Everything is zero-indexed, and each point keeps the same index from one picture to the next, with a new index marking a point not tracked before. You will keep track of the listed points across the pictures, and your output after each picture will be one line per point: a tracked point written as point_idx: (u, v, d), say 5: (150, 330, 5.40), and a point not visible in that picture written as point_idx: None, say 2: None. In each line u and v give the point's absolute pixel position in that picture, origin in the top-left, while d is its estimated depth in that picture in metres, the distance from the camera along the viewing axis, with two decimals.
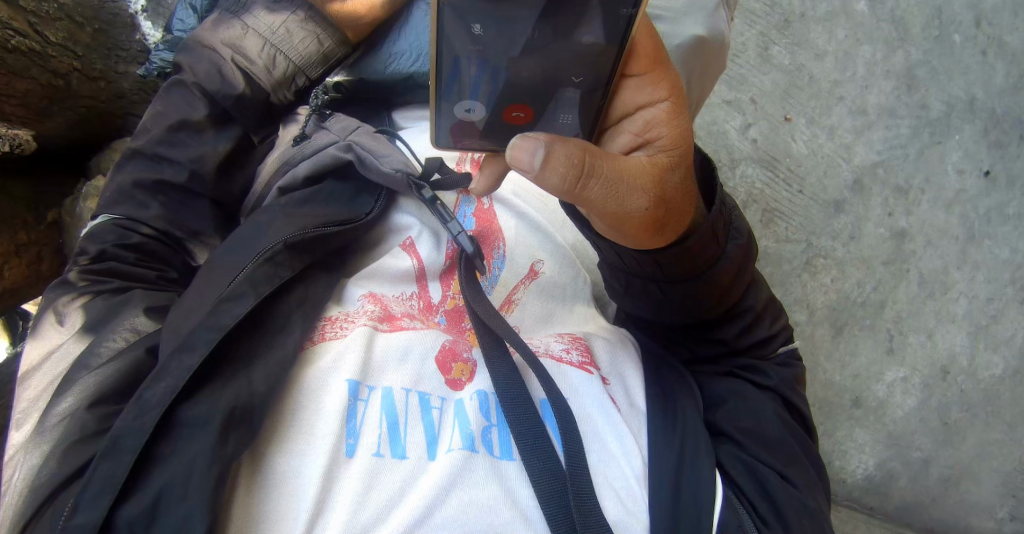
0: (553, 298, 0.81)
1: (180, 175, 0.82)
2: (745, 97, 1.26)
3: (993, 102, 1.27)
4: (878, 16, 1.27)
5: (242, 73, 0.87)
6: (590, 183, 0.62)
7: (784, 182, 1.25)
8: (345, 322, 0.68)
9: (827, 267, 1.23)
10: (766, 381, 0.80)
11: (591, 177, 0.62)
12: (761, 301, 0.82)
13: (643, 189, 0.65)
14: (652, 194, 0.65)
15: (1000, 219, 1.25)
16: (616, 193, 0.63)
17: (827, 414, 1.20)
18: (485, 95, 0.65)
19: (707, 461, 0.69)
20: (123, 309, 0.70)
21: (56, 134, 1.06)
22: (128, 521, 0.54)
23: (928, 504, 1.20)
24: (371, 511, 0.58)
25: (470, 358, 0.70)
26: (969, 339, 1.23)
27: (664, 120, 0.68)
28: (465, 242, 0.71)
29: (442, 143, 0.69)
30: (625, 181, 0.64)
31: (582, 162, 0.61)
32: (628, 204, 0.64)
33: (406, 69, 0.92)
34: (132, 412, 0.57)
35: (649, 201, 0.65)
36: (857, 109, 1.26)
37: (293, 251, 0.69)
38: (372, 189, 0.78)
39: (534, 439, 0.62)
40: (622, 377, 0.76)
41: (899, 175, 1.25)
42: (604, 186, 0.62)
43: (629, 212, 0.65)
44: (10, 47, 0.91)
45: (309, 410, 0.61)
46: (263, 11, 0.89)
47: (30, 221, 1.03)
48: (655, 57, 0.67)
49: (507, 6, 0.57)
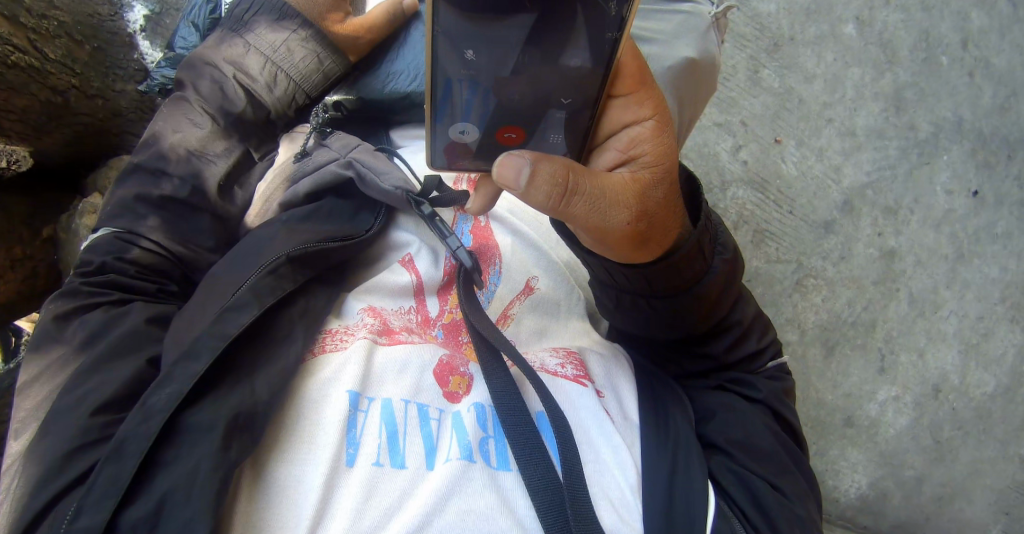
0: (547, 313, 0.82)
1: (182, 190, 0.83)
2: (735, 120, 1.29)
3: (980, 123, 1.31)
4: (866, 39, 1.31)
5: (243, 91, 0.90)
6: (575, 200, 0.64)
7: (775, 203, 1.27)
8: (345, 335, 0.69)
9: (818, 287, 1.25)
10: (754, 394, 0.81)
11: (576, 193, 0.63)
12: (748, 315, 0.84)
13: (627, 205, 0.67)
14: (634, 209, 0.67)
15: (989, 237, 1.28)
16: (599, 209, 0.65)
17: (820, 433, 1.21)
18: (477, 117, 0.66)
19: (699, 471, 0.70)
20: (124, 319, 0.71)
21: (55, 151, 1.08)
22: (129, 525, 0.55)
23: (922, 523, 1.20)
24: (371, 519, 0.58)
25: (468, 371, 0.71)
26: (960, 356, 1.24)
27: (648, 137, 0.70)
28: (464, 257, 0.73)
29: (437, 164, 0.70)
30: (608, 197, 0.65)
31: (567, 179, 0.63)
32: (611, 219, 0.66)
33: (404, 89, 0.91)
34: (136, 418, 0.58)
35: (632, 217, 0.67)
36: (846, 131, 1.29)
37: (295, 264, 0.70)
38: (371, 205, 0.80)
39: (533, 449, 0.62)
40: (617, 391, 0.77)
41: (888, 195, 1.27)
42: (587, 202, 0.64)
43: (611, 226, 0.66)
44: (10, 63, 0.92)
45: (309, 420, 0.62)
46: (264, 29, 0.92)
47: (26, 236, 1.06)
48: (639, 77, 0.69)
49: (498, 30, 0.59)
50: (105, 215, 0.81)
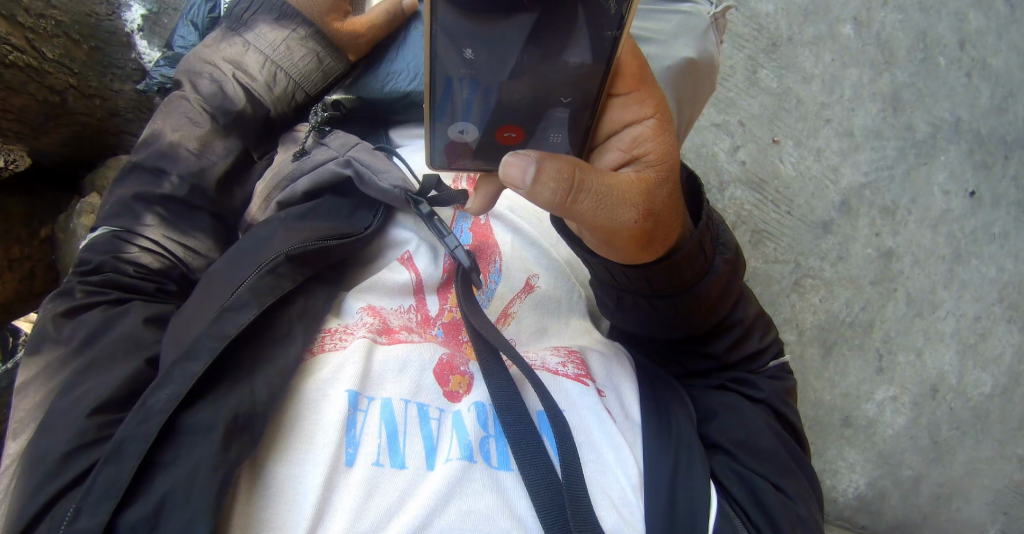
0: (548, 311, 0.82)
1: (181, 189, 0.83)
2: (733, 120, 1.29)
3: (978, 124, 1.31)
4: (864, 39, 1.31)
5: (242, 90, 0.89)
6: (581, 197, 0.64)
7: (773, 203, 1.27)
8: (345, 334, 0.69)
9: (816, 287, 1.25)
10: (756, 394, 0.81)
11: (580, 190, 0.63)
12: (749, 315, 0.84)
13: (633, 204, 0.66)
14: (639, 208, 0.67)
15: (986, 238, 1.28)
16: (606, 207, 0.65)
17: (818, 434, 1.21)
18: (477, 117, 0.66)
19: (701, 470, 0.69)
20: (123, 318, 0.71)
21: (54, 151, 1.08)
22: (129, 526, 0.54)
23: (919, 523, 1.20)
24: (372, 519, 0.58)
25: (468, 370, 0.71)
26: (958, 357, 1.25)
27: (650, 136, 0.70)
28: (462, 256, 0.73)
29: (436, 164, 0.70)
30: (614, 195, 0.65)
31: (572, 176, 0.63)
32: (618, 218, 0.66)
33: (403, 88, 0.91)
34: (135, 419, 0.58)
35: (638, 216, 0.67)
36: (844, 131, 1.29)
37: (295, 263, 0.70)
38: (371, 204, 0.80)
39: (533, 449, 0.62)
40: (617, 390, 0.77)
41: (886, 195, 1.28)
42: (593, 200, 0.64)
43: (615, 225, 0.66)
44: (7, 62, 0.92)
45: (309, 420, 0.62)
46: (264, 28, 0.92)
47: (24, 236, 1.05)
48: (640, 76, 0.69)
49: (497, 30, 0.59)
50: (103, 215, 0.81)
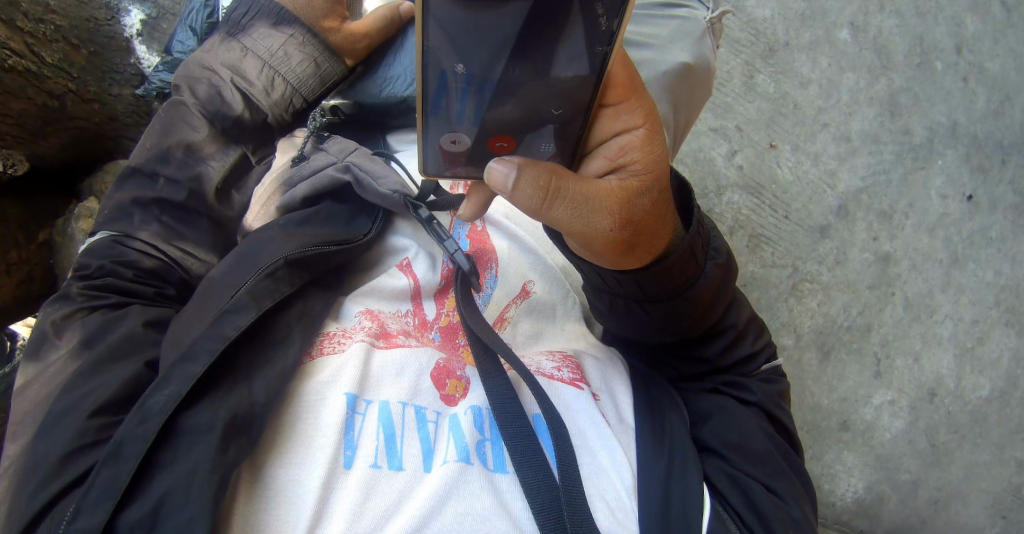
0: (543, 316, 0.82)
1: (180, 193, 0.84)
2: (730, 125, 1.29)
3: (974, 127, 1.32)
4: (861, 44, 1.32)
5: (241, 96, 0.90)
6: (557, 203, 0.65)
7: (770, 208, 1.28)
8: (342, 338, 0.69)
9: (813, 291, 1.25)
10: (749, 397, 0.81)
11: (557, 196, 0.65)
12: (741, 318, 0.84)
13: (610, 211, 0.67)
14: (618, 216, 0.67)
15: (983, 241, 1.29)
16: (581, 214, 0.66)
17: (816, 438, 1.21)
18: (469, 128, 0.68)
19: (695, 474, 0.70)
20: (122, 321, 0.71)
21: (49, 154, 1.08)
22: (128, 526, 0.54)
23: (918, 527, 1.20)
24: (370, 520, 0.58)
25: (464, 375, 0.72)
26: (956, 361, 1.25)
27: (638, 145, 0.69)
28: (462, 260, 0.74)
29: (431, 171, 0.71)
30: (592, 202, 0.66)
31: (550, 183, 0.64)
32: (594, 225, 0.66)
33: (400, 92, 0.91)
34: (134, 419, 0.58)
35: (616, 223, 0.67)
36: (841, 136, 1.30)
37: (293, 267, 0.70)
38: (369, 210, 0.80)
39: (530, 451, 0.62)
40: (612, 394, 0.77)
41: (883, 199, 1.28)
42: (569, 207, 0.65)
43: (595, 232, 0.67)
44: (6, 67, 0.93)
45: (307, 423, 0.62)
46: (261, 33, 0.92)
47: (20, 239, 1.04)
48: (630, 86, 0.67)
49: (485, 48, 0.60)
50: (102, 218, 0.81)
